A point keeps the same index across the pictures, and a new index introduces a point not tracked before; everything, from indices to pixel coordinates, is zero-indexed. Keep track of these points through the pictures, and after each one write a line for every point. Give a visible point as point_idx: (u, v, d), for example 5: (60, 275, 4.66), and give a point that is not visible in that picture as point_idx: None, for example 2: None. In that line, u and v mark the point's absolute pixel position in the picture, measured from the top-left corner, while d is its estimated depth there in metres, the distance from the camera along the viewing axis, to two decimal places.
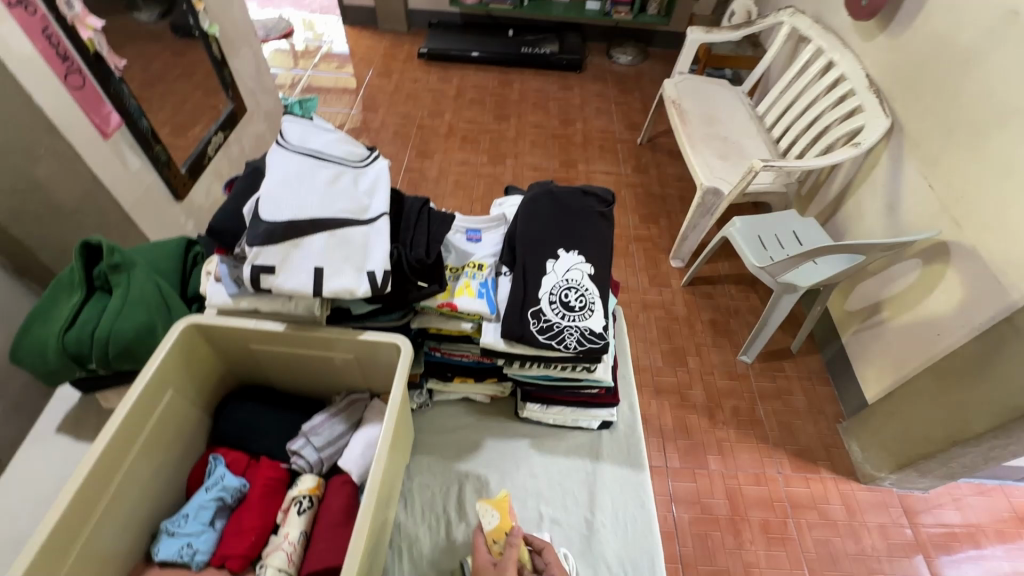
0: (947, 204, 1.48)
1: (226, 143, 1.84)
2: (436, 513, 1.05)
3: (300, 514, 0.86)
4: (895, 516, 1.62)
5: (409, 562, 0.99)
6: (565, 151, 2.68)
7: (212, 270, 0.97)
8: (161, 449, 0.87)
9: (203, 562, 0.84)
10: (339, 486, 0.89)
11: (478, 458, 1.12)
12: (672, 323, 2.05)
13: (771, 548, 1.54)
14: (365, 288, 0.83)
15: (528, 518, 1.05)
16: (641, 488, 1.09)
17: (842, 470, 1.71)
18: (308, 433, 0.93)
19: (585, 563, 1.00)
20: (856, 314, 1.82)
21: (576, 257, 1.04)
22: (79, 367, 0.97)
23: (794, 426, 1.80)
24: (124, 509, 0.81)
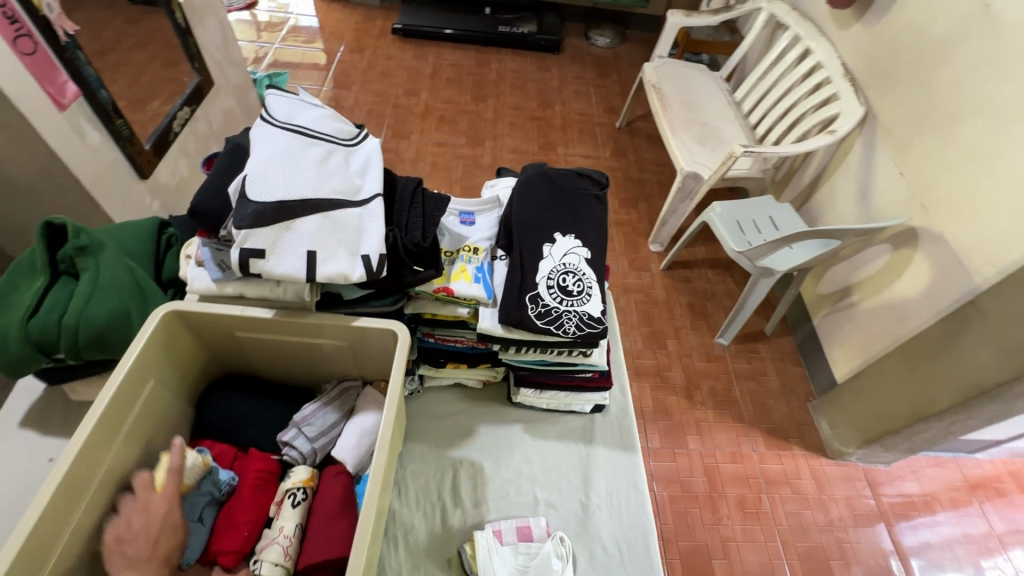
0: (917, 190, 1.53)
1: (193, 119, 1.74)
2: (431, 500, 1.04)
3: (295, 507, 0.83)
4: (860, 488, 1.70)
5: (405, 550, 0.98)
6: (544, 133, 2.65)
7: (191, 255, 0.91)
8: (142, 443, 0.82)
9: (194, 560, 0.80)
10: (334, 476, 0.87)
11: (471, 444, 1.11)
12: (651, 307, 2.08)
13: (746, 522, 1.60)
14: (359, 272, 0.80)
15: (524, 502, 1.06)
16: (633, 470, 1.10)
17: (812, 446, 1.79)
18: (300, 423, 0.90)
19: (581, 544, 1.02)
20: (827, 297, 1.88)
21: (573, 241, 1.02)
22: (44, 357, 0.91)
23: (768, 405, 1.86)
24: (107, 505, 0.76)
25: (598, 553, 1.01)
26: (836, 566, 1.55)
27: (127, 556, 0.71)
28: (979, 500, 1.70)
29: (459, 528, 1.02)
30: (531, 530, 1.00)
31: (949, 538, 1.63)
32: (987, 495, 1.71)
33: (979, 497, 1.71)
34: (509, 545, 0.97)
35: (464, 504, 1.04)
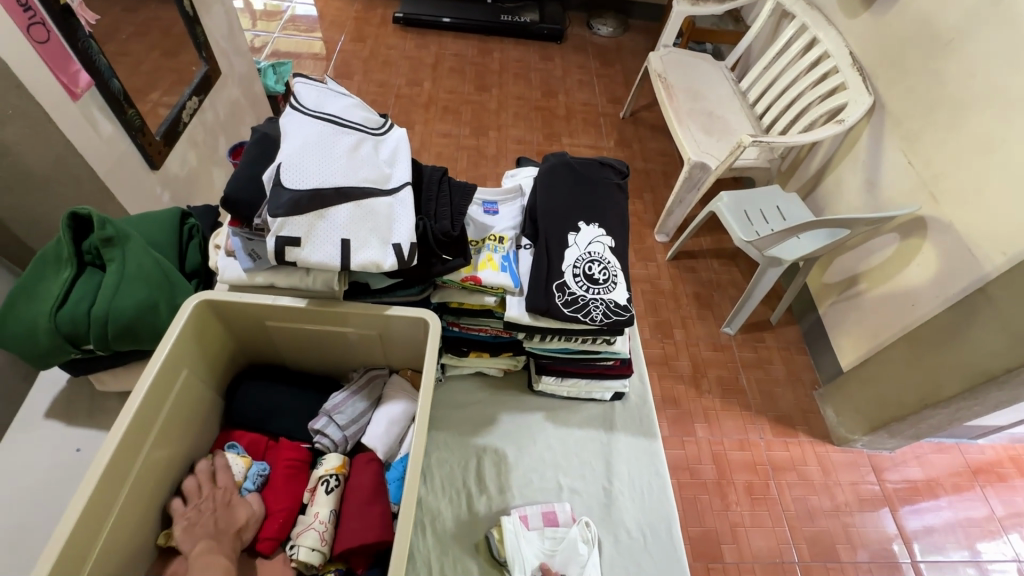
0: (926, 180, 1.54)
1: (200, 109, 1.72)
2: (456, 486, 1.05)
3: (329, 493, 0.84)
4: (865, 474, 1.73)
5: (433, 536, 1.00)
6: (548, 123, 2.65)
7: (221, 244, 0.92)
8: (177, 433, 0.83)
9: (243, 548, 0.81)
10: (365, 464, 0.88)
11: (493, 431, 1.12)
12: (658, 297, 2.09)
13: (754, 508, 1.63)
14: (391, 261, 0.80)
15: (548, 489, 1.07)
16: (655, 456, 1.12)
17: (818, 433, 1.81)
18: (331, 411, 0.91)
19: (605, 529, 1.03)
20: (834, 286, 1.89)
21: (597, 229, 1.03)
22: (73, 348, 0.91)
23: (775, 393, 1.89)
24: (147, 492, 0.77)
25: (622, 538, 1.02)
26: (843, 550, 1.59)
27: (201, 532, 0.76)
28: (981, 484, 1.74)
29: (485, 514, 1.03)
30: (556, 516, 1.02)
31: (951, 522, 1.66)
32: (988, 480, 1.75)
33: (981, 481, 1.74)
34: (535, 530, 0.99)
35: (489, 490, 1.05)
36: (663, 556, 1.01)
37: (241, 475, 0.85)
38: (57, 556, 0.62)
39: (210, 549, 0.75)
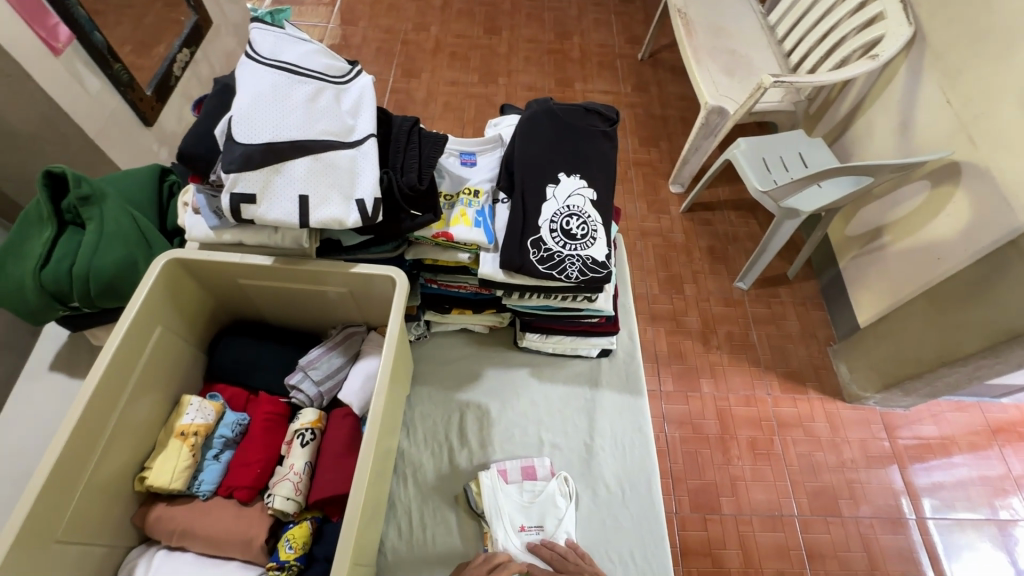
0: (964, 121, 1.39)
1: (194, 61, 1.68)
2: (439, 440, 1.07)
3: (304, 446, 0.86)
4: (875, 431, 1.69)
5: (414, 486, 1.02)
6: (561, 68, 2.50)
7: (189, 202, 0.91)
8: (156, 386, 0.85)
9: (210, 492, 0.83)
10: (340, 418, 0.89)
11: (478, 387, 1.13)
12: (669, 251, 2.02)
13: (756, 463, 1.62)
14: (354, 218, 0.78)
15: (529, 444, 1.08)
16: (639, 413, 1.11)
17: (829, 390, 1.76)
18: (306, 367, 0.92)
19: (584, 483, 1.04)
20: (855, 239, 1.78)
21: (578, 181, 0.98)
22: (60, 305, 0.94)
23: (786, 349, 1.83)
24: (129, 442, 0.81)
25: (601, 492, 1.03)
26: (844, 505, 1.57)
27: None
28: (999, 444, 1.68)
29: (466, 468, 1.05)
30: (535, 470, 1.02)
31: (964, 480, 1.62)
32: (1008, 439, 1.68)
33: (1000, 441, 1.68)
34: (514, 483, 1.00)
35: (470, 444, 1.07)
36: (641, 512, 1.01)
37: (214, 421, 0.87)
38: (43, 486, 0.66)
39: None
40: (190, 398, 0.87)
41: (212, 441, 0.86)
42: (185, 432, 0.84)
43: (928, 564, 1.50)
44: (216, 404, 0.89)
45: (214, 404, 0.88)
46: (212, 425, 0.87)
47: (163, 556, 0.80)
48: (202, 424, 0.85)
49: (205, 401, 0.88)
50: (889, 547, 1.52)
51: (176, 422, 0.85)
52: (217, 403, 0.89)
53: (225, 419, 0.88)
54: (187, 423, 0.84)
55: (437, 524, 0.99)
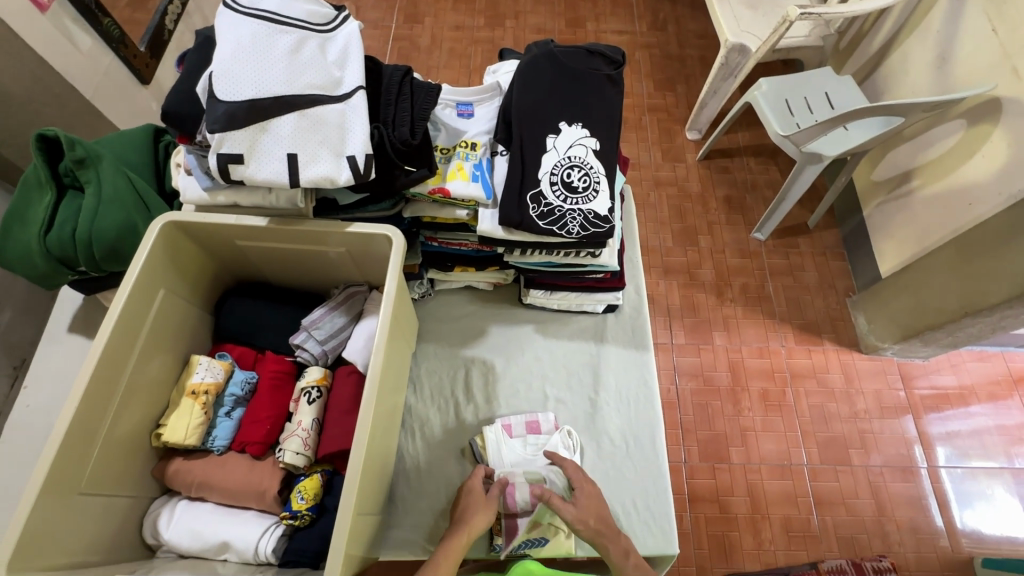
0: (1009, 52, 1.27)
1: (187, 13, 1.61)
2: (444, 395, 1.09)
3: (311, 404, 0.88)
4: (891, 381, 1.67)
5: (421, 440, 1.05)
6: (572, 6, 2.35)
7: (181, 162, 0.90)
8: (164, 348, 0.87)
9: (224, 447, 0.86)
10: (345, 376, 0.90)
11: (482, 343, 1.13)
12: (685, 201, 1.95)
13: (768, 414, 1.62)
14: (346, 175, 0.75)
15: (534, 399, 1.09)
16: (644, 367, 1.11)
17: (845, 341, 1.73)
18: (309, 327, 0.93)
19: (589, 437, 1.05)
20: (882, 185, 1.69)
21: (579, 130, 0.93)
22: (68, 269, 0.95)
23: (803, 301, 1.79)
24: (143, 402, 0.83)
25: (605, 445, 1.04)
26: (855, 454, 1.58)
27: None
28: (1020, 393, 1.64)
29: (472, 422, 1.07)
30: (540, 424, 1.04)
31: (980, 429, 1.60)
32: None
33: (1020, 390, 1.64)
34: (518, 437, 1.02)
35: (476, 400, 1.08)
36: (645, 464, 1.03)
37: (223, 380, 0.89)
38: (61, 443, 0.69)
39: None
40: (199, 357, 0.89)
41: (222, 398, 0.89)
42: (196, 390, 0.86)
43: (937, 510, 1.51)
44: (224, 362, 0.91)
45: (223, 363, 0.90)
46: (222, 384, 0.89)
47: (184, 507, 0.84)
48: (212, 382, 0.87)
49: (214, 359, 0.90)
50: (898, 495, 1.53)
51: (187, 381, 0.87)
52: (225, 362, 0.91)
53: (234, 377, 0.91)
54: (197, 382, 0.86)
55: (445, 475, 1.02)
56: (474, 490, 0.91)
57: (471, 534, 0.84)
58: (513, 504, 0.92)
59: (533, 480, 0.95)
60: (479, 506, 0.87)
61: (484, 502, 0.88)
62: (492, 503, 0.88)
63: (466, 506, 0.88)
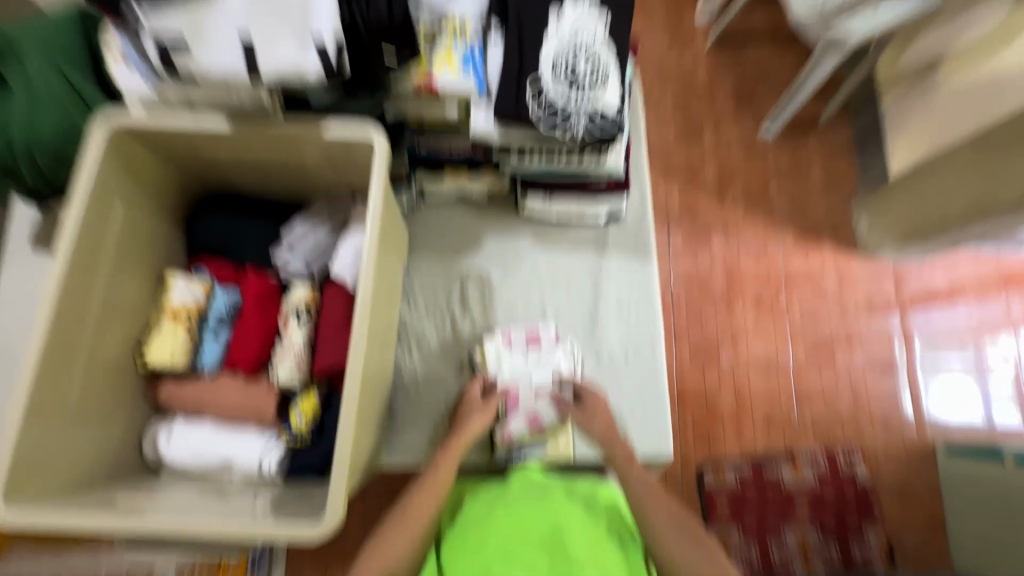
0: None
1: None
2: (440, 308, 1.06)
3: (300, 323, 0.84)
4: (884, 284, 1.66)
5: (418, 353, 1.03)
6: None
7: (110, 45, 0.73)
8: (134, 268, 0.80)
9: (214, 369, 0.82)
10: (334, 294, 0.84)
11: (478, 255, 1.08)
12: (691, 94, 1.79)
13: (760, 317, 1.63)
14: (317, 68, 0.64)
15: (532, 311, 1.06)
16: (647, 278, 1.07)
17: (844, 244, 1.70)
18: (290, 241, 0.88)
19: (589, 349, 1.04)
20: (908, 74, 1.54)
21: (586, 11, 0.82)
22: (14, 182, 0.86)
23: (806, 203, 1.72)
24: (121, 326, 0.79)
25: (604, 356, 1.04)
26: (840, 353, 1.62)
27: None
28: (1008, 293, 1.65)
29: (469, 335, 1.05)
30: (540, 336, 1.02)
31: (963, 328, 1.63)
32: (1018, 289, 1.65)
33: (1009, 291, 1.65)
34: (518, 350, 1.01)
35: (473, 312, 1.05)
36: (644, 374, 1.03)
37: (205, 301, 0.84)
38: (37, 373, 0.65)
39: None
40: (175, 276, 0.83)
41: (205, 321, 0.83)
42: (177, 311, 0.82)
43: (910, 404, 1.59)
44: (205, 284, 0.85)
45: (203, 285, 0.84)
46: (203, 307, 0.83)
47: (181, 428, 0.81)
48: (193, 304, 0.82)
49: (193, 280, 0.84)
50: (878, 392, 1.60)
51: (166, 301, 0.82)
52: (205, 283, 0.84)
53: (216, 299, 0.85)
54: (176, 302, 0.82)
55: (443, 387, 1.02)
56: (471, 395, 0.95)
57: (468, 438, 0.88)
58: (513, 402, 0.97)
59: (542, 389, 0.99)
60: (476, 411, 0.92)
61: (480, 405, 0.93)
62: (488, 407, 0.93)
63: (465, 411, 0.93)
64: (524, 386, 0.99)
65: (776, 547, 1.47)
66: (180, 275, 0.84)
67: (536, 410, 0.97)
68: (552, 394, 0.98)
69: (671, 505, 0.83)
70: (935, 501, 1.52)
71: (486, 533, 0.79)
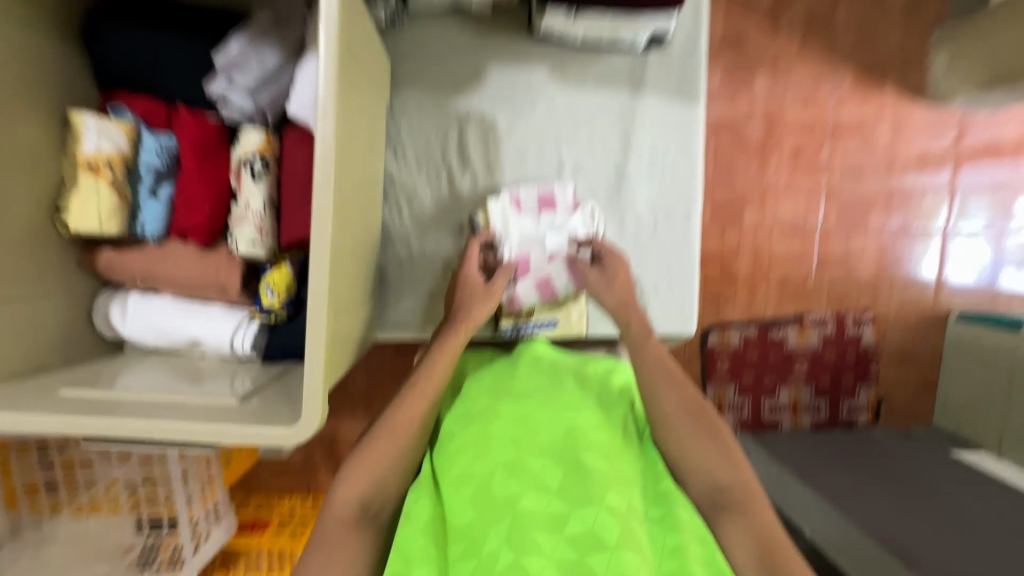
0: None
1: None
2: (434, 161, 0.87)
3: (257, 179, 0.66)
4: (945, 135, 1.33)
5: (410, 214, 0.87)
6: None
7: None
8: (17, 104, 0.60)
9: (161, 235, 0.68)
10: (298, 144, 0.67)
11: (480, 91, 0.85)
12: None
13: (796, 175, 1.33)
14: None
15: (546, 166, 0.87)
16: (689, 126, 0.87)
17: (910, 85, 1.32)
18: (228, 69, 0.65)
19: (611, 214, 0.88)
20: None
21: None
22: None
23: (877, 31, 1.30)
24: (24, 183, 0.62)
25: (628, 223, 0.88)
26: (874, 215, 1.35)
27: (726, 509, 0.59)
28: None
29: (469, 194, 0.88)
30: (555, 198, 0.85)
31: None
32: None
33: None
34: (529, 213, 0.85)
35: (473, 166, 0.87)
36: (672, 244, 0.89)
37: (131, 149, 0.66)
38: None
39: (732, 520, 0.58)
40: (81, 116, 0.63)
41: (136, 175, 0.67)
42: (94, 163, 0.63)
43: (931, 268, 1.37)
44: (125, 126, 0.66)
45: (124, 128, 0.65)
46: (129, 157, 0.65)
47: (137, 301, 0.71)
48: (115, 153, 0.64)
49: (108, 120, 0.64)
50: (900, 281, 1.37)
51: (75, 150, 0.63)
52: (127, 126, 0.65)
53: (146, 147, 0.67)
54: (90, 151, 0.63)
55: (439, 255, 0.88)
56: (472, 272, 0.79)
57: (470, 329, 0.76)
58: (525, 265, 0.86)
59: (559, 254, 0.86)
60: (479, 297, 0.78)
61: (483, 293, 0.78)
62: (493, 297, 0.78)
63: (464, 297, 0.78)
64: (536, 252, 0.86)
65: (769, 405, 1.34)
66: (87, 112, 0.64)
67: (549, 275, 0.86)
68: (568, 257, 0.86)
69: (688, 389, 0.68)
70: (932, 366, 1.39)
71: (485, 440, 0.63)
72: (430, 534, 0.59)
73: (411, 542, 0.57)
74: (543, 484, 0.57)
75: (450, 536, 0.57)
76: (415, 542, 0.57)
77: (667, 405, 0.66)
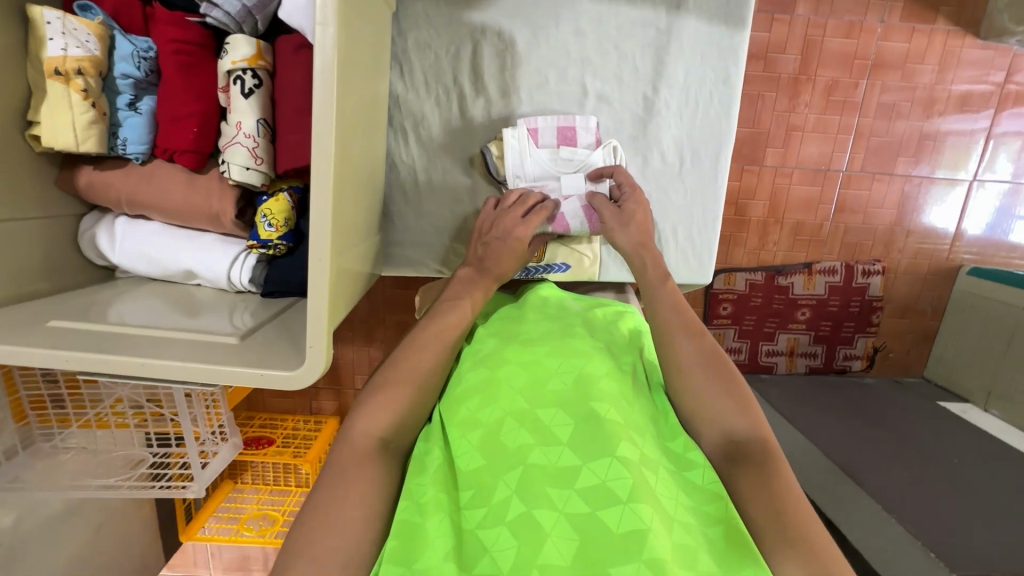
0: None
1: None
2: (444, 83, 0.79)
3: (248, 97, 0.60)
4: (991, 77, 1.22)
5: (417, 143, 0.80)
6: None
7: None
8: None
9: (145, 155, 0.63)
10: (292, 55, 0.59)
11: (497, 3, 0.75)
12: None
13: (825, 113, 1.23)
14: None
15: (567, 94, 0.79)
16: (729, 55, 0.78)
17: (964, 16, 1.18)
18: None
19: (634, 152, 0.82)
20: None
21: None
22: None
23: None
24: None
25: (653, 163, 0.82)
26: (902, 163, 1.26)
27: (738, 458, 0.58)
28: None
29: (482, 122, 0.80)
30: (575, 134, 0.79)
31: None
32: None
33: None
34: (547, 148, 0.79)
35: (488, 91, 0.79)
36: (697, 186, 0.83)
37: (104, 54, 0.58)
38: None
39: (742, 470, 0.57)
40: (43, 12, 0.55)
41: (111, 84, 0.60)
42: (63, 69, 0.56)
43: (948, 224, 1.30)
44: (94, 25, 0.57)
45: (92, 28, 0.57)
46: (102, 62, 0.58)
47: (126, 226, 0.67)
48: (85, 58, 0.57)
49: (73, 17, 0.56)
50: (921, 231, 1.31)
51: (41, 53, 0.56)
52: (95, 25, 0.57)
53: (120, 51, 0.59)
54: (57, 56, 0.56)
55: (447, 188, 0.82)
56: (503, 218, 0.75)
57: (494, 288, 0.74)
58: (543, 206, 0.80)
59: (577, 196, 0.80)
60: (502, 243, 0.74)
61: (502, 239, 0.74)
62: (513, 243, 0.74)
63: (491, 250, 0.74)
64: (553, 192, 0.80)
65: (767, 349, 1.34)
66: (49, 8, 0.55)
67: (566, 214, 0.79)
68: (586, 196, 0.80)
69: (704, 337, 0.67)
70: (934, 320, 1.36)
71: (495, 387, 0.62)
72: (440, 480, 0.57)
73: (424, 488, 0.56)
74: (553, 435, 0.56)
75: (462, 482, 0.56)
76: (426, 489, 0.56)
77: (681, 355, 0.65)
